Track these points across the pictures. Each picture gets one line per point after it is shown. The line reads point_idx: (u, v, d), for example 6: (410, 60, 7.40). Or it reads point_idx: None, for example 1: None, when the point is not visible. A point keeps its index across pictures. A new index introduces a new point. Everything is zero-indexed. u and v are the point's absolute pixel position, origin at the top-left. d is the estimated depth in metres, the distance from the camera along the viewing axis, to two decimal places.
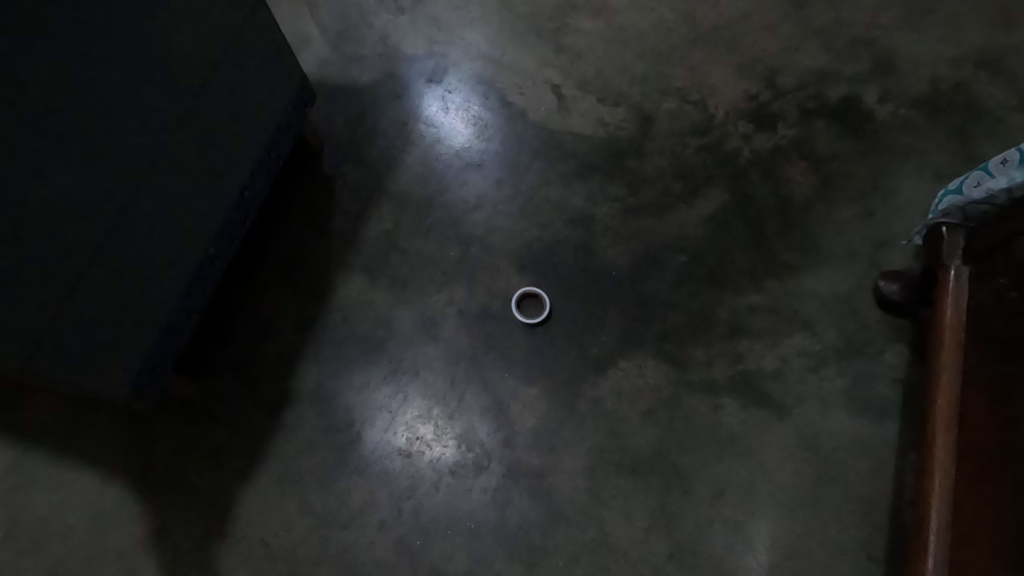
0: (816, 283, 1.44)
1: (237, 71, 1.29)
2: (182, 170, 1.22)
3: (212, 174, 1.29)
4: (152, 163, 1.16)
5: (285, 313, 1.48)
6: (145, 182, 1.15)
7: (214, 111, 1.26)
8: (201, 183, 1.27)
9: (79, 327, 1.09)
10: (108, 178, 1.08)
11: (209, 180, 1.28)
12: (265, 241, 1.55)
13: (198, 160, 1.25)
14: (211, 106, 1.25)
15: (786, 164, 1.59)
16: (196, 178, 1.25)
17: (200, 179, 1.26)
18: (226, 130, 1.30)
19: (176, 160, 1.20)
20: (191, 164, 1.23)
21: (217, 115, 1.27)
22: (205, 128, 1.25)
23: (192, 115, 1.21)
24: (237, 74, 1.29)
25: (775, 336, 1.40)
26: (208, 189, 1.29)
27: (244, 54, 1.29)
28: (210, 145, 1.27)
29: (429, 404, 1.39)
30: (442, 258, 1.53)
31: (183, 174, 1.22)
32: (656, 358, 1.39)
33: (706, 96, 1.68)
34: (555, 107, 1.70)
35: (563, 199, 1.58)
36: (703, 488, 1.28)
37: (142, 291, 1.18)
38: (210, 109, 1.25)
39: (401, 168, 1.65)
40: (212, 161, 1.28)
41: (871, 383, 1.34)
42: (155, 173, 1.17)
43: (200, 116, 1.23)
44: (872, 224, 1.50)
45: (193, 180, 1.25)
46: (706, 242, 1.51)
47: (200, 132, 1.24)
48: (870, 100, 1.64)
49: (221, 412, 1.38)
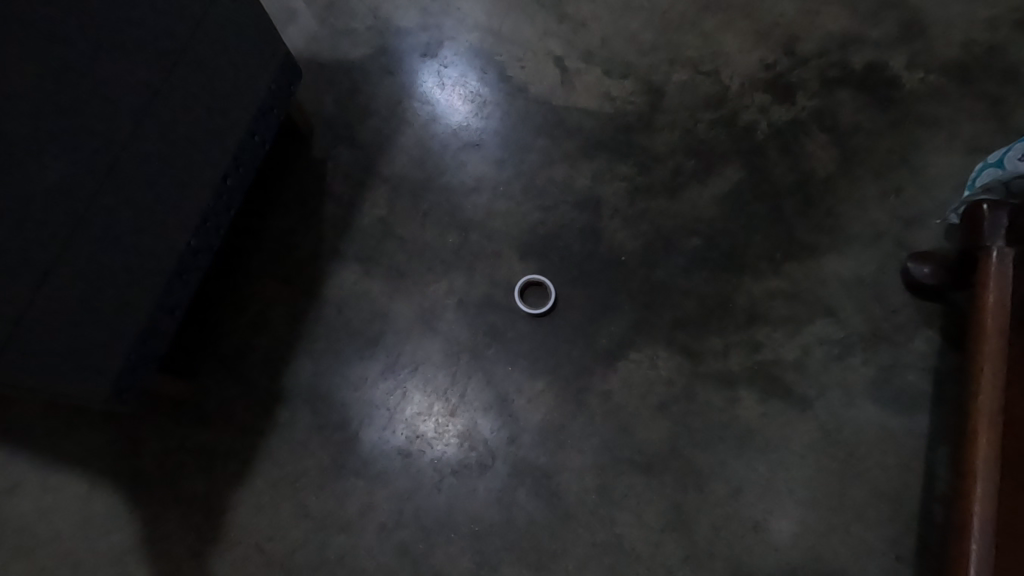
0: (839, 265, 1.35)
1: (212, 46, 1.18)
2: (154, 156, 1.12)
3: (190, 158, 1.19)
4: (119, 149, 1.06)
5: (277, 307, 1.40)
6: (113, 170, 1.06)
7: (187, 90, 1.16)
8: (179, 169, 1.17)
9: (48, 328, 1.01)
10: (70, 166, 0.99)
11: (187, 166, 1.18)
12: (254, 230, 1.47)
13: (173, 143, 1.15)
14: (183, 85, 1.15)
15: (805, 137, 1.48)
16: (171, 165, 1.15)
17: (176, 167, 1.16)
18: (203, 111, 1.20)
19: (146, 145, 1.10)
20: (165, 149, 1.14)
21: (190, 94, 1.16)
22: (178, 110, 1.15)
23: (161, 95, 1.12)
24: (211, 49, 1.18)
25: (796, 323, 1.31)
26: (186, 175, 1.19)
27: (219, 28, 1.19)
28: (186, 127, 1.17)
29: (429, 400, 1.32)
30: (440, 245, 1.45)
31: (157, 161, 1.13)
32: (669, 349, 1.31)
33: (720, 66, 1.57)
34: (558, 80, 1.60)
35: (567, 179, 1.49)
36: (720, 486, 1.21)
37: (116, 288, 1.09)
38: (181, 87, 1.15)
39: (395, 149, 1.56)
40: (189, 145, 1.18)
41: (899, 373, 1.26)
42: (124, 158, 1.07)
43: (171, 97, 1.13)
44: (900, 201, 1.40)
45: (168, 166, 1.15)
46: (721, 223, 1.41)
47: (173, 113, 1.14)
48: (897, 66, 1.53)
49: (211, 411, 1.32)
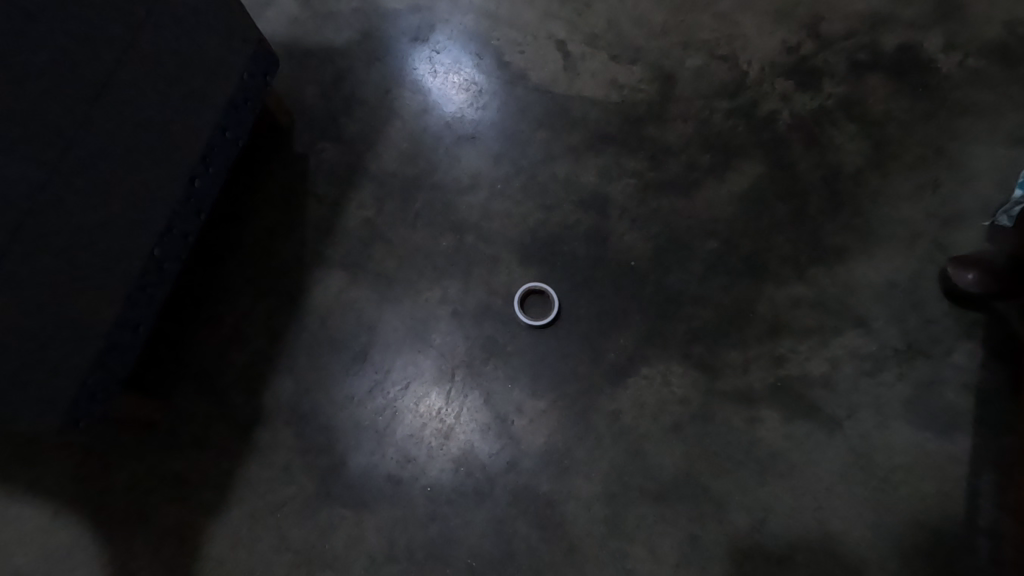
0: (870, 270, 1.23)
1: (173, 31, 1.05)
2: (105, 154, 0.99)
3: (150, 160, 1.05)
4: (63, 146, 0.93)
5: (255, 318, 1.29)
6: (57, 171, 0.93)
7: (141, 81, 1.02)
8: (136, 172, 1.04)
9: None
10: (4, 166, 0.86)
11: (146, 168, 1.05)
12: (231, 235, 1.35)
13: (128, 141, 1.01)
14: (137, 75, 1.01)
15: (832, 128, 1.36)
16: (127, 165, 1.02)
17: (134, 167, 1.03)
18: (163, 105, 1.06)
19: (95, 142, 0.97)
20: (119, 146, 1.00)
21: (146, 86, 1.03)
22: (132, 103, 1.01)
23: (111, 86, 0.98)
24: (172, 34, 1.05)
25: (823, 335, 1.20)
26: (145, 178, 1.05)
27: (182, 10, 1.06)
28: (143, 124, 1.04)
29: (422, 421, 1.21)
30: (433, 249, 1.33)
31: (108, 162, 0.99)
32: (683, 364, 1.20)
33: (738, 50, 1.44)
34: (560, 66, 1.46)
35: (571, 176, 1.37)
36: (740, 516, 1.11)
37: (66, 306, 0.97)
38: (133, 78, 1.01)
39: (384, 144, 1.43)
40: (148, 144, 1.05)
41: (938, 390, 1.15)
42: (68, 158, 0.94)
43: (122, 88, 0.99)
44: (937, 198, 1.27)
45: (123, 165, 1.01)
46: (740, 224, 1.30)
47: (126, 107, 1.00)
48: (933, 48, 1.39)
49: (184, 433, 1.21)
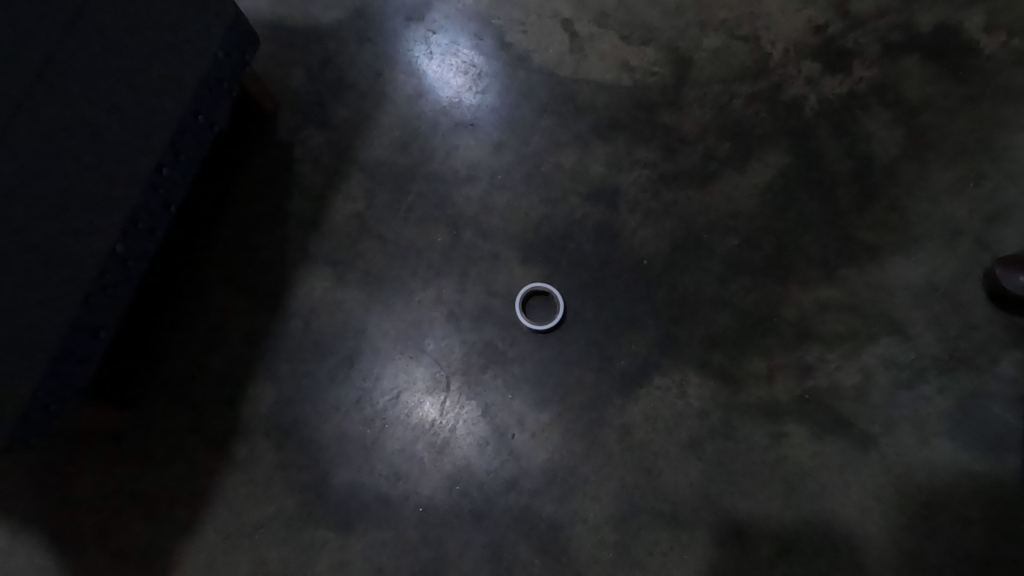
0: (906, 271, 1.12)
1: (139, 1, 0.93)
2: (61, 140, 0.87)
3: (113, 146, 0.94)
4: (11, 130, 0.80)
5: (235, 321, 1.19)
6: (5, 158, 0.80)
7: (102, 57, 0.90)
8: (97, 159, 0.92)
9: None
10: None
11: (109, 155, 0.93)
12: (207, 231, 1.25)
13: (86, 125, 0.89)
14: (97, 50, 0.89)
15: (863, 115, 1.24)
16: (85, 153, 0.90)
17: (94, 155, 0.91)
18: (126, 86, 0.94)
19: (48, 125, 0.85)
20: (76, 131, 0.88)
21: (108, 63, 0.91)
22: (91, 82, 0.89)
23: (66, 61, 0.85)
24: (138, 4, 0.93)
25: (855, 342, 1.09)
26: (108, 167, 0.94)
27: None
28: (104, 106, 0.91)
29: (414, 435, 1.11)
30: (427, 246, 1.22)
31: (64, 148, 0.87)
32: (701, 374, 1.10)
33: (760, 29, 1.32)
34: (566, 47, 1.35)
35: (579, 167, 1.26)
36: (763, 542, 1.01)
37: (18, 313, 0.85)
38: (93, 53, 0.89)
39: (376, 131, 1.32)
40: (110, 128, 0.93)
41: (983, 404, 1.04)
42: (18, 143, 0.81)
43: (78, 63, 0.87)
44: (980, 192, 1.16)
45: (82, 152, 0.89)
46: (763, 220, 1.19)
47: (84, 86, 0.88)
48: (973, 28, 1.27)
49: (155, 446, 1.11)
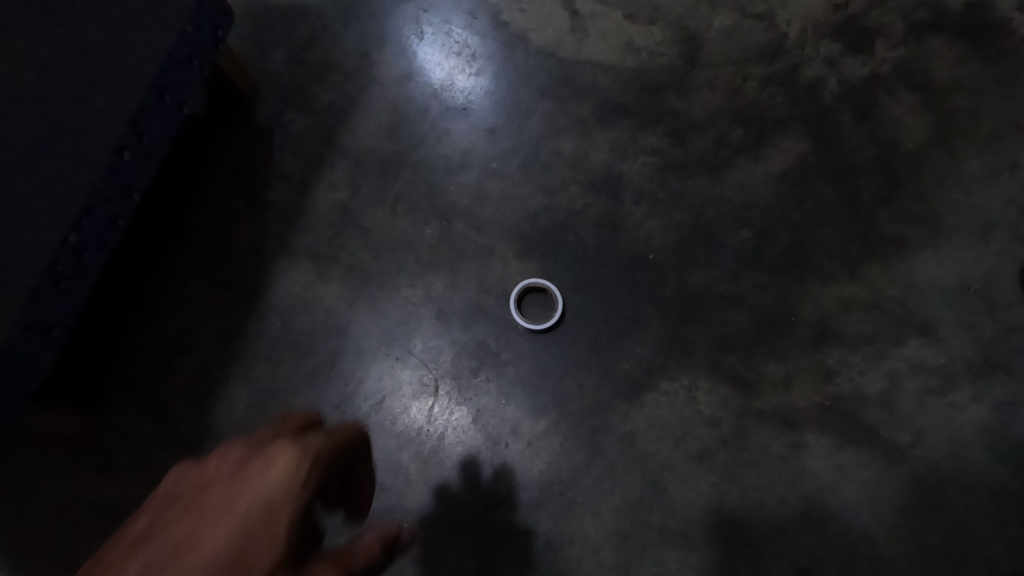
0: (936, 267, 1.03)
1: None
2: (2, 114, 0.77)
3: (63, 122, 0.85)
4: None
5: (208, 317, 1.10)
6: None
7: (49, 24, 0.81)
8: (44, 136, 0.83)
9: None
10: None
11: (58, 133, 0.84)
12: (178, 221, 1.16)
13: (30, 98, 0.80)
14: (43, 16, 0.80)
15: (887, 99, 1.15)
16: (29, 129, 0.81)
17: (39, 132, 0.82)
18: (77, 57, 0.85)
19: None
20: (18, 104, 0.79)
21: (56, 31, 0.82)
22: (36, 51, 0.80)
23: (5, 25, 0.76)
24: None
25: (880, 344, 1.00)
26: (58, 149, 0.85)
27: None
28: (51, 78, 0.82)
29: (398, 444, 1.02)
30: (415, 237, 1.14)
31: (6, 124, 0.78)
32: (711, 378, 1.01)
33: (776, 7, 1.23)
34: (566, 26, 1.25)
35: (579, 154, 1.17)
36: (779, 563, 0.93)
37: None
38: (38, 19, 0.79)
39: (362, 115, 1.23)
40: (58, 103, 0.84)
41: (1020, 413, 0.95)
42: None
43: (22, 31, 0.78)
44: (1015, 182, 1.07)
45: (25, 129, 0.80)
46: (779, 211, 1.09)
47: (28, 56, 0.79)
48: (1006, 6, 1.18)
49: (119, 453, 1.02)
